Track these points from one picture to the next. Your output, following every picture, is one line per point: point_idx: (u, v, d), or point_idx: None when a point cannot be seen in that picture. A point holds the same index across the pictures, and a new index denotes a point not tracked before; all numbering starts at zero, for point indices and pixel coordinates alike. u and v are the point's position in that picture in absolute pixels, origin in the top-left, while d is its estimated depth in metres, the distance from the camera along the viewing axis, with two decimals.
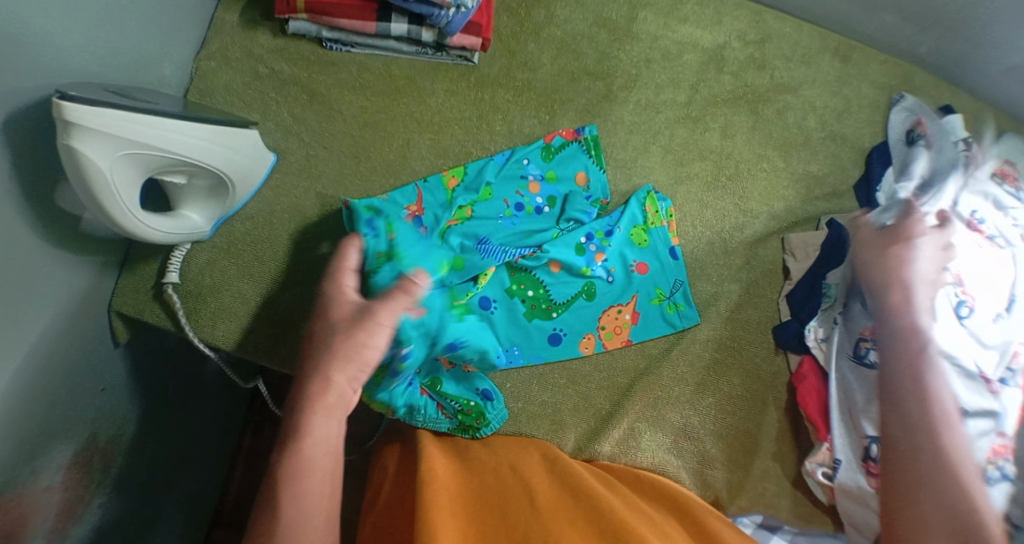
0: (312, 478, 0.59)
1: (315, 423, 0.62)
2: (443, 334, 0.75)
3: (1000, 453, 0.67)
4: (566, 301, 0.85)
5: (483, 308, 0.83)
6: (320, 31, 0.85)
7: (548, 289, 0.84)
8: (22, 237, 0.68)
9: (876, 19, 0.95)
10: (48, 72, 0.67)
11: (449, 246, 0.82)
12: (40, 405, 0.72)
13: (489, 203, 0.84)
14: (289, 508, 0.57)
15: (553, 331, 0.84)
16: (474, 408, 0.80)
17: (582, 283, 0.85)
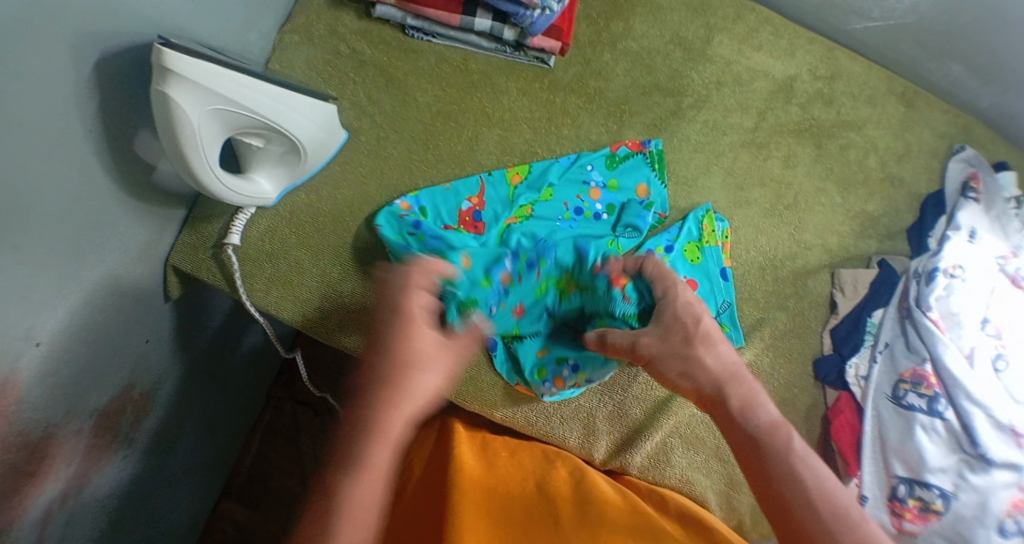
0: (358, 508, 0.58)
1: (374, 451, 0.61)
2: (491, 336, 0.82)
3: (1018, 507, 0.75)
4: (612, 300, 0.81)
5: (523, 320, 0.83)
6: (404, 18, 0.88)
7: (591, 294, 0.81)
8: (99, 180, 0.70)
9: (944, 69, 0.97)
10: (143, 19, 0.68)
11: (507, 244, 0.83)
12: (85, 344, 0.72)
13: (550, 204, 0.86)
14: (337, 529, 0.57)
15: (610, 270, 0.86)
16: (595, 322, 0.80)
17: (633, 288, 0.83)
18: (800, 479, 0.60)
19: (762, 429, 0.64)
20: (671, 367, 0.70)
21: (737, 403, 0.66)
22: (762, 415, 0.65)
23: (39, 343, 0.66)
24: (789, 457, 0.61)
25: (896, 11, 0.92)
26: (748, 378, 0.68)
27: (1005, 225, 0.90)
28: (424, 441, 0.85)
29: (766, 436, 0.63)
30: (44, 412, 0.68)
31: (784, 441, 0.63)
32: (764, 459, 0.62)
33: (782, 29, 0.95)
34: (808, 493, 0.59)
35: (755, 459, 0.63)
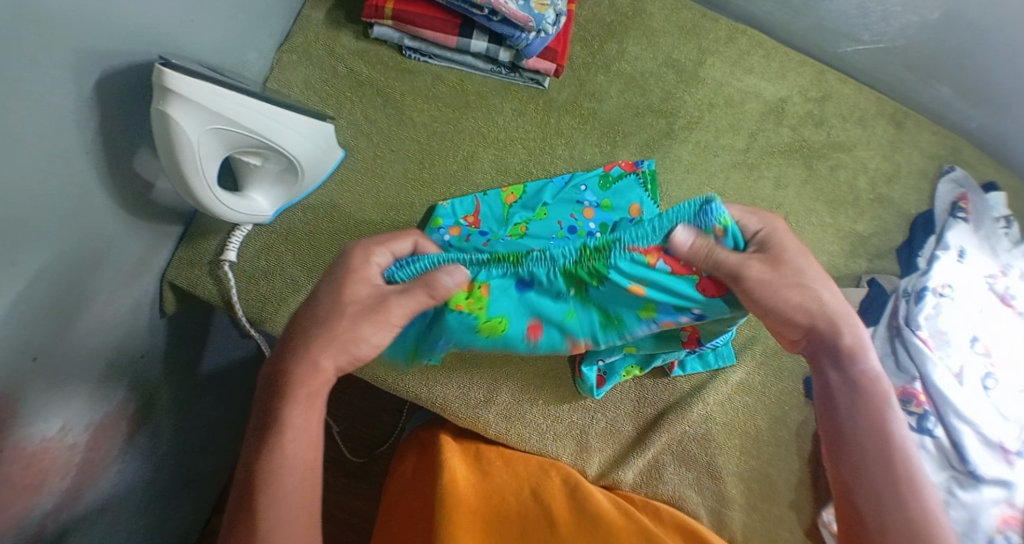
0: (292, 440, 0.63)
1: (293, 414, 0.64)
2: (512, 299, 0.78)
3: (1008, 523, 0.77)
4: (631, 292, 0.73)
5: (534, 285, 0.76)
6: (401, 39, 0.89)
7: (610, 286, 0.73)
8: (97, 197, 0.70)
9: (933, 92, 0.98)
10: (144, 41, 0.70)
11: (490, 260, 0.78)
12: (79, 360, 0.73)
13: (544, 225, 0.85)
14: (262, 510, 0.60)
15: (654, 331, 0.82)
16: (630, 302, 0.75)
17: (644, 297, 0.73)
18: (880, 426, 0.66)
19: (859, 373, 0.69)
20: (779, 298, 0.69)
21: (849, 341, 0.70)
22: (867, 362, 0.69)
23: (36, 357, 0.67)
24: (868, 402, 0.67)
25: (885, 34, 0.94)
26: (854, 320, 0.71)
27: (996, 244, 0.91)
28: (411, 460, 0.85)
29: (865, 379, 0.68)
30: (40, 426, 0.68)
31: (882, 400, 0.68)
32: (857, 401, 0.68)
33: (773, 51, 0.96)
34: (886, 436, 0.66)
35: (848, 396, 0.68)
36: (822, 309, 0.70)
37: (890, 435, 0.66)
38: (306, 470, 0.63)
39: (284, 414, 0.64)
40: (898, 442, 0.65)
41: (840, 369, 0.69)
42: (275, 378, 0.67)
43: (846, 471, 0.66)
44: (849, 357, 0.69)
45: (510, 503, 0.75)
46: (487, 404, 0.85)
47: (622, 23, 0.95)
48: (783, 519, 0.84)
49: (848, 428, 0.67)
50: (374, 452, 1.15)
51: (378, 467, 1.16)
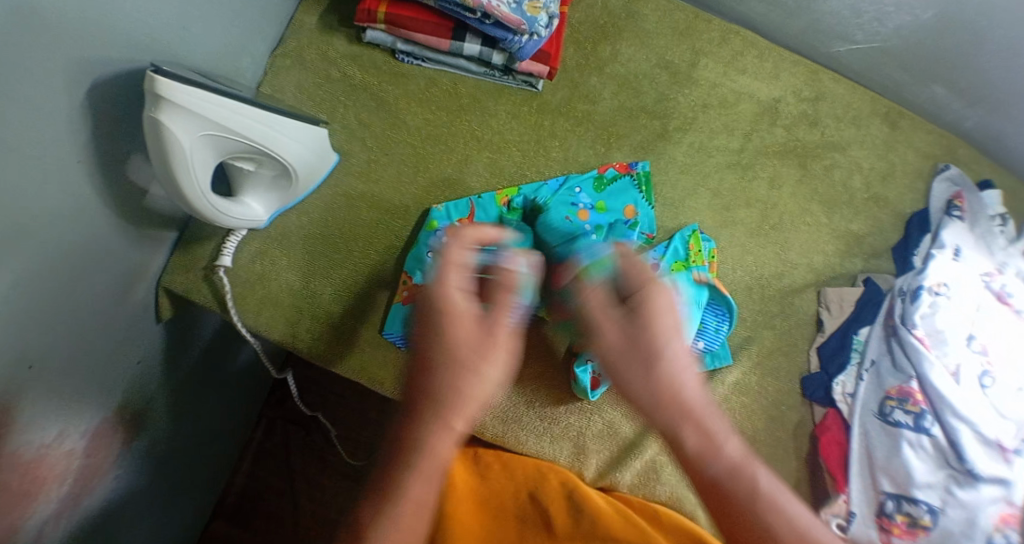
0: (406, 506, 0.63)
1: (413, 484, 0.64)
2: None
3: (1006, 521, 0.76)
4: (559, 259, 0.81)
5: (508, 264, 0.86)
6: (395, 43, 0.89)
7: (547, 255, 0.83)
8: (92, 204, 0.70)
9: (927, 90, 0.98)
10: (136, 48, 0.70)
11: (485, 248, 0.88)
12: (76, 367, 0.73)
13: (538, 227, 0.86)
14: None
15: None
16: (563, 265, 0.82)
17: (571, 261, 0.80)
18: (767, 521, 0.59)
19: (729, 465, 0.62)
20: (634, 376, 0.66)
21: (694, 436, 0.64)
22: (725, 453, 0.63)
23: (33, 365, 0.67)
24: (754, 497, 0.60)
25: (879, 34, 0.94)
26: (690, 396, 0.65)
27: (991, 243, 0.91)
28: None
29: (735, 472, 0.62)
30: (38, 435, 0.68)
31: (749, 481, 0.61)
32: (727, 500, 0.61)
33: (766, 52, 0.96)
34: (778, 533, 0.59)
35: (720, 498, 0.62)
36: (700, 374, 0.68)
37: (794, 523, 0.59)
38: (410, 536, 0.62)
39: (419, 454, 0.65)
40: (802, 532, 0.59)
41: (714, 464, 0.63)
42: (407, 441, 0.66)
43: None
44: (705, 449, 0.63)
45: (509, 506, 0.77)
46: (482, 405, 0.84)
47: (615, 24, 0.95)
48: None
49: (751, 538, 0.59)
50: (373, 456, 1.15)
51: None
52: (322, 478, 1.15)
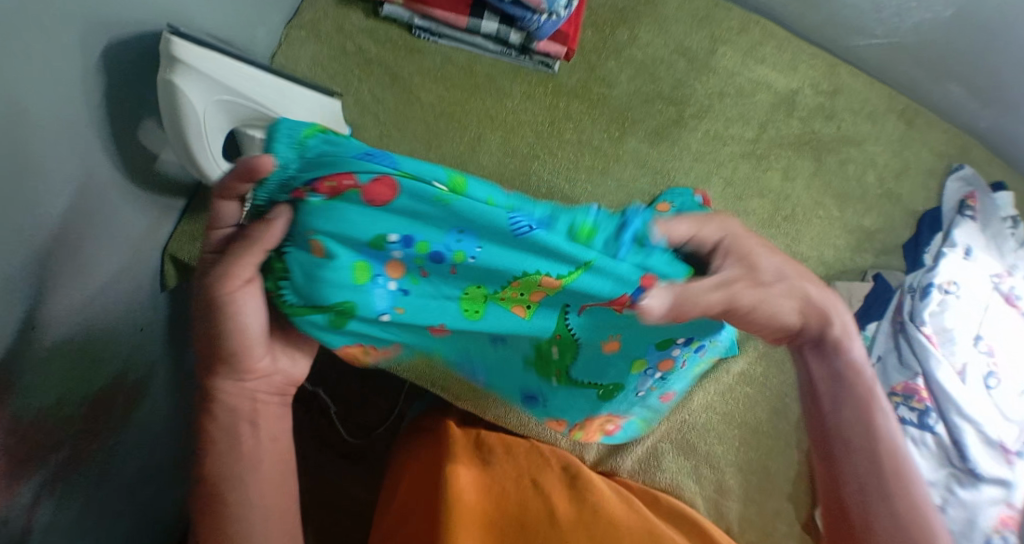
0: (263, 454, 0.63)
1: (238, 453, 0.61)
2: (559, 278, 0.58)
3: (1005, 524, 0.76)
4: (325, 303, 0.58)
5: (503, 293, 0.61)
6: (412, 18, 0.88)
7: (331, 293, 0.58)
8: (102, 166, 0.70)
9: (944, 88, 0.98)
10: (154, 11, 0.69)
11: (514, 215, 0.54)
12: (80, 332, 0.72)
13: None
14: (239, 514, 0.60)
15: (532, 391, 0.76)
16: (347, 308, 0.59)
17: (339, 302, 0.58)
18: (869, 417, 0.62)
19: (840, 367, 0.62)
20: (750, 315, 0.58)
21: (837, 330, 0.61)
22: (849, 352, 0.62)
23: (36, 328, 0.66)
24: (845, 390, 0.62)
25: (900, 30, 0.93)
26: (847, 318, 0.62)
27: (1002, 245, 0.92)
28: (416, 443, 0.86)
29: (844, 370, 0.62)
30: (39, 397, 0.68)
31: (863, 381, 0.62)
32: (840, 395, 0.62)
33: (785, 43, 0.95)
34: (869, 419, 0.61)
35: (832, 396, 0.63)
36: (810, 308, 0.60)
37: (872, 430, 0.61)
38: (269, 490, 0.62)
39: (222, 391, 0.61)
40: (885, 437, 0.61)
41: (819, 360, 0.63)
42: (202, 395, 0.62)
43: (852, 497, 0.61)
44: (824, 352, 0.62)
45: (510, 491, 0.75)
46: None
47: (634, 9, 0.94)
48: (780, 512, 0.84)
49: (838, 444, 0.62)
50: (371, 434, 1.15)
51: (376, 450, 1.15)
52: (320, 455, 1.14)
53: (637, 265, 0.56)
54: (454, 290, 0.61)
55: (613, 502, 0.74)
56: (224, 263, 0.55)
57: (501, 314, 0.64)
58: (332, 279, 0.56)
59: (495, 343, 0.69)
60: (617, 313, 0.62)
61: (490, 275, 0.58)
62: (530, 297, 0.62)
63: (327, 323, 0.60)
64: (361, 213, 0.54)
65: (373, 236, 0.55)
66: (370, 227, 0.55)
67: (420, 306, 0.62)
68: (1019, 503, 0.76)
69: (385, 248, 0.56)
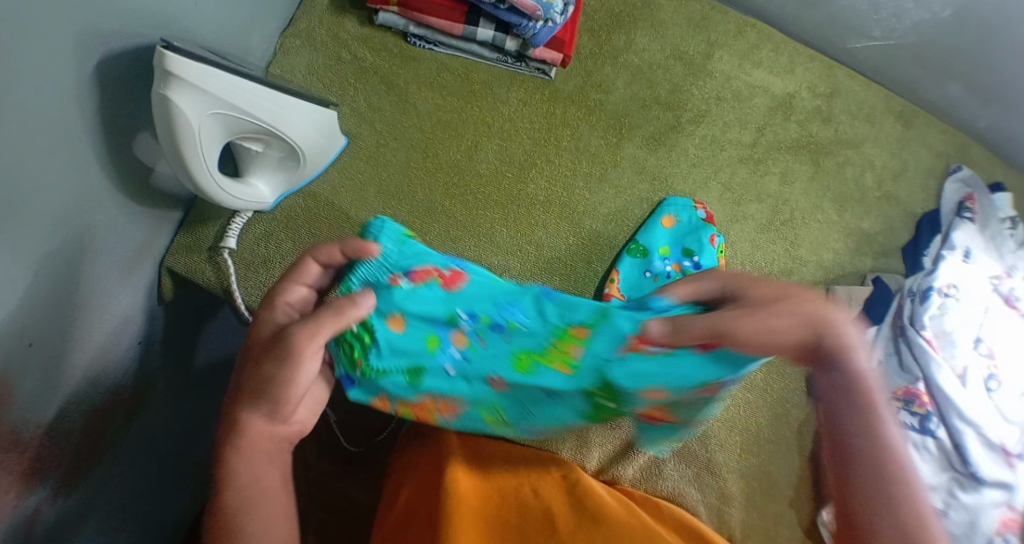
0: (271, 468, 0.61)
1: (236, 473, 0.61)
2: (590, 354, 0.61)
3: (1007, 526, 0.76)
4: (381, 366, 0.63)
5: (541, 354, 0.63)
6: (407, 26, 0.88)
7: (377, 340, 0.63)
8: (97, 181, 0.69)
9: (942, 89, 0.97)
10: (147, 24, 0.69)
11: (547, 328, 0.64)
12: (77, 347, 0.72)
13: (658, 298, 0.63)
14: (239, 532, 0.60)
15: (589, 423, 0.66)
16: (410, 368, 0.63)
17: (404, 359, 0.63)
18: (869, 429, 0.59)
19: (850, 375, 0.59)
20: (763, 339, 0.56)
21: (838, 342, 0.58)
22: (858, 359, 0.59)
23: (33, 343, 0.65)
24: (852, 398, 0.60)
25: (897, 31, 0.93)
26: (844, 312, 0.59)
27: (1001, 246, 0.92)
28: (412, 452, 0.85)
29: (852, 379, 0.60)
30: (37, 414, 0.68)
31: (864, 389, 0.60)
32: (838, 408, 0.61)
33: (782, 45, 0.95)
34: (870, 430, 0.59)
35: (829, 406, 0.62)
36: (808, 320, 0.57)
37: (877, 442, 0.59)
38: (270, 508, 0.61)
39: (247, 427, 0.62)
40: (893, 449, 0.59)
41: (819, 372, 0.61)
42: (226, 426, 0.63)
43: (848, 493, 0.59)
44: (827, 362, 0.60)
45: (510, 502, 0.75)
46: None
47: (630, 13, 0.93)
48: (781, 516, 0.85)
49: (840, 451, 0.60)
50: (371, 441, 1.14)
51: (376, 457, 1.15)
52: (321, 462, 1.14)
53: (634, 321, 0.61)
54: (503, 351, 0.64)
55: (613, 507, 0.74)
56: (286, 341, 0.59)
57: (551, 373, 0.62)
58: (408, 341, 0.64)
59: (551, 396, 0.64)
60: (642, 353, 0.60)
61: (540, 336, 0.64)
62: (570, 352, 0.62)
63: (403, 383, 0.64)
64: (428, 292, 0.65)
65: (445, 313, 0.65)
66: (439, 304, 0.65)
67: (480, 368, 0.64)
68: (1020, 506, 0.77)
69: (455, 320, 0.64)
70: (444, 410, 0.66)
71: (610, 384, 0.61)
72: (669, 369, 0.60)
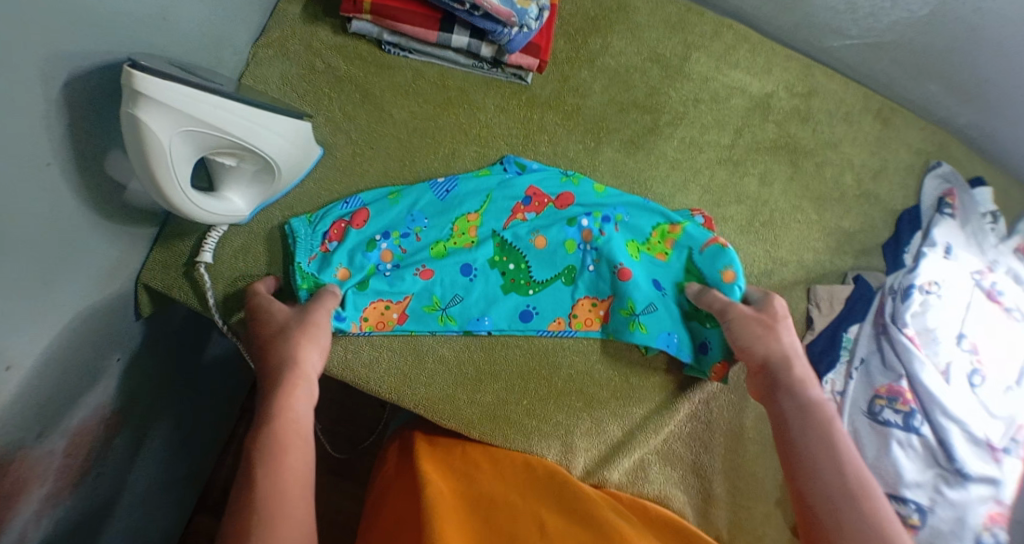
0: (287, 474, 0.61)
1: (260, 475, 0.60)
2: (504, 233, 0.86)
3: (994, 520, 0.76)
4: (336, 295, 0.81)
5: (465, 272, 0.84)
6: (381, 34, 0.87)
7: (324, 283, 0.81)
8: (70, 200, 0.68)
9: (920, 86, 0.98)
10: (116, 40, 0.68)
11: (462, 206, 0.86)
12: (57, 367, 0.71)
13: (546, 179, 0.88)
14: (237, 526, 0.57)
15: (526, 306, 0.85)
16: (360, 279, 0.82)
17: (359, 277, 0.82)
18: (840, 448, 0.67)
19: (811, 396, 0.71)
20: (748, 335, 0.77)
21: (799, 372, 0.73)
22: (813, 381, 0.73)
23: (10, 367, 0.64)
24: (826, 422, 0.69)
25: (875, 30, 0.92)
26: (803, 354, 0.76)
27: (982, 241, 0.91)
28: (390, 460, 0.86)
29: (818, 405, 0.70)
30: (17, 436, 0.67)
31: (829, 413, 0.70)
32: (807, 431, 0.68)
33: (758, 47, 0.95)
34: (835, 450, 0.66)
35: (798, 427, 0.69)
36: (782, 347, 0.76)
37: (846, 463, 0.65)
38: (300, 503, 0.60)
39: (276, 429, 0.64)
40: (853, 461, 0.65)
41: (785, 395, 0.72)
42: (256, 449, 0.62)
43: (817, 501, 0.63)
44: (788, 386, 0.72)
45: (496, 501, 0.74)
46: (424, 384, 0.82)
47: (606, 16, 0.93)
48: (769, 516, 0.84)
49: (807, 468, 0.66)
50: (357, 447, 1.14)
51: (365, 465, 1.15)
52: None
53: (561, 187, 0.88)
54: (423, 246, 0.85)
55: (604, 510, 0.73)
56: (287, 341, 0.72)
57: (457, 254, 0.85)
58: (351, 280, 0.82)
59: (468, 276, 0.85)
60: (523, 220, 0.87)
61: (438, 227, 0.85)
62: (469, 233, 0.86)
63: (355, 293, 0.82)
64: (355, 236, 0.83)
65: (366, 241, 0.83)
66: (359, 239, 0.83)
67: (410, 262, 0.84)
68: (1008, 500, 0.76)
69: (376, 244, 0.83)
70: (394, 317, 0.83)
71: (509, 248, 0.86)
72: (540, 258, 0.86)
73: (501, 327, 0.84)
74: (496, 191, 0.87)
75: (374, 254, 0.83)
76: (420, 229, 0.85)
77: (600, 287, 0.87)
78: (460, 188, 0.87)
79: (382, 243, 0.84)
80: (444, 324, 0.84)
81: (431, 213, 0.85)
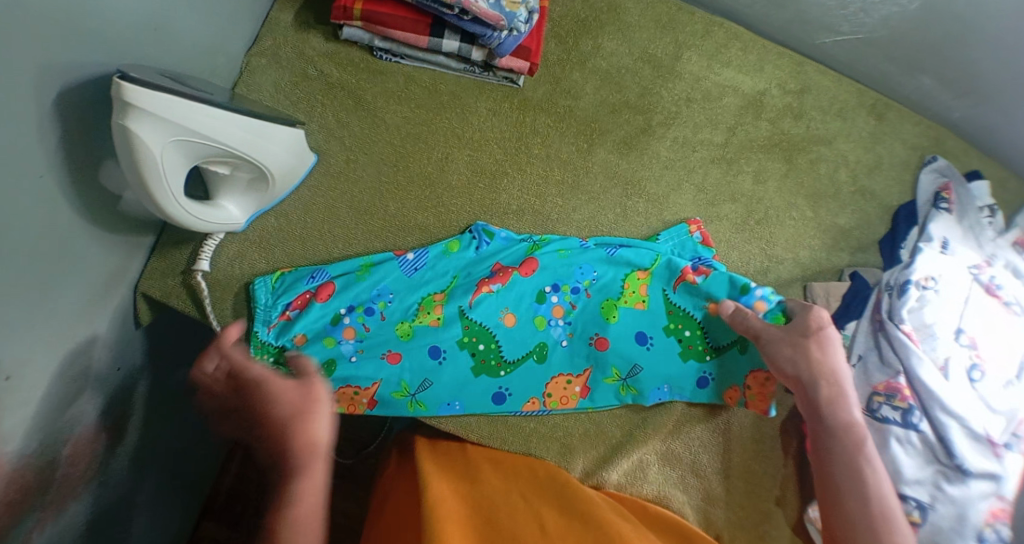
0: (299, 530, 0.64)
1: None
2: (471, 305, 0.83)
3: (996, 516, 0.75)
4: None
5: (433, 354, 0.82)
6: (372, 40, 0.87)
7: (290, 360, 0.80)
8: (64, 211, 0.69)
9: (913, 81, 0.97)
10: (108, 51, 0.68)
11: (440, 279, 0.84)
12: (57, 376, 0.71)
13: (512, 248, 0.86)
14: None
15: (498, 388, 0.83)
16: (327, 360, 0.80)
17: (323, 358, 0.80)
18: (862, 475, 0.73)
19: (840, 423, 0.76)
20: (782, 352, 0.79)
21: (826, 394, 0.77)
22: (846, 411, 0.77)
23: (10, 376, 0.65)
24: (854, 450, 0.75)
25: (866, 26, 0.92)
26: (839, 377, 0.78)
27: (979, 235, 0.91)
28: (391, 468, 0.86)
29: (846, 431, 0.76)
30: (17, 446, 0.67)
31: (856, 439, 0.75)
32: (834, 456, 0.75)
33: (750, 44, 0.95)
34: (860, 475, 0.74)
35: (824, 449, 0.76)
36: (810, 363, 0.78)
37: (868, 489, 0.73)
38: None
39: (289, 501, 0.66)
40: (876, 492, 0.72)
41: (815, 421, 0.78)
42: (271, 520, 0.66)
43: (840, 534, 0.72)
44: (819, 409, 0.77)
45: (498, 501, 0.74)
46: None
47: (597, 18, 0.93)
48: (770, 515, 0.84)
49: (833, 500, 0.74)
50: (359, 453, 1.15)
51: (366, 469, 1.15)
52: None
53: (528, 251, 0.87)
54: (389, 325, 0.82)
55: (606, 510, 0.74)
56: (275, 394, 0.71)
57: (425, 330, 0.82)
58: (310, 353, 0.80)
59: (438, 358, 0.82)
60: (490, 293, 0.84)
61: (404, 300, 0.83)
62: (435, 311, 0.83)
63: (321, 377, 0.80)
64: (320, 310, 0.81)
65: (331, 316, 0.81)
66: (322, 315, 0.81)
67: (377, 345, 0.81)
68: (1010, 496, 0.75)
69: (340, 320, 0.81)
70: (364, 402, 0.80)
71: (479, 328, 0.83)
72: (511, 337, 0.84)
73: (474, 411, 0.82)
74: (463, 266, 0.85)
75: (341, 327, 0.81)
76: (387, 302, 0.82)
77: (577, 361, 0.85)
78: (425, 252, 0.85)
79: (344, 318, 0.81)
80: (416, 408, 0.81)
81: (396, 281, 0.83)
